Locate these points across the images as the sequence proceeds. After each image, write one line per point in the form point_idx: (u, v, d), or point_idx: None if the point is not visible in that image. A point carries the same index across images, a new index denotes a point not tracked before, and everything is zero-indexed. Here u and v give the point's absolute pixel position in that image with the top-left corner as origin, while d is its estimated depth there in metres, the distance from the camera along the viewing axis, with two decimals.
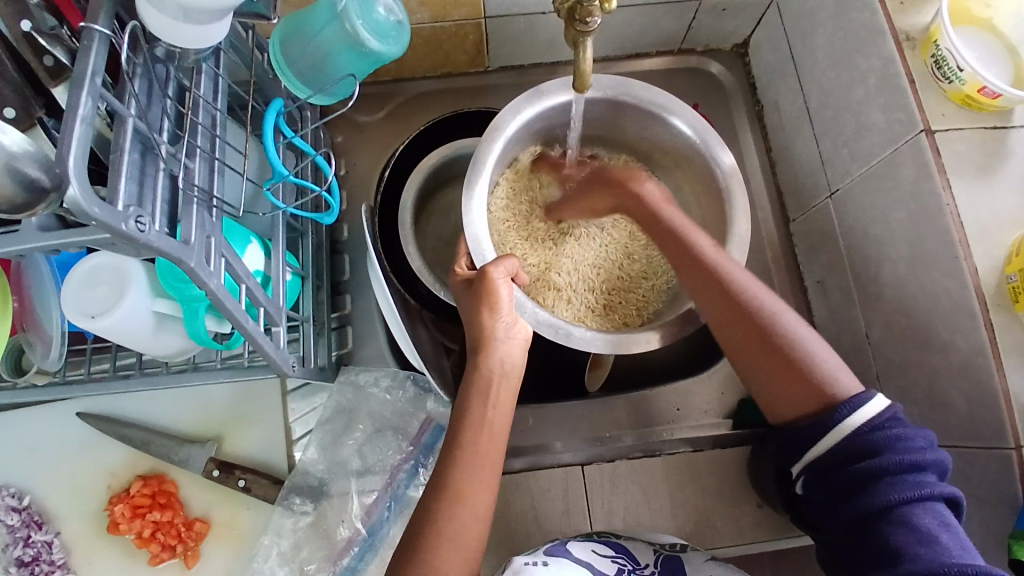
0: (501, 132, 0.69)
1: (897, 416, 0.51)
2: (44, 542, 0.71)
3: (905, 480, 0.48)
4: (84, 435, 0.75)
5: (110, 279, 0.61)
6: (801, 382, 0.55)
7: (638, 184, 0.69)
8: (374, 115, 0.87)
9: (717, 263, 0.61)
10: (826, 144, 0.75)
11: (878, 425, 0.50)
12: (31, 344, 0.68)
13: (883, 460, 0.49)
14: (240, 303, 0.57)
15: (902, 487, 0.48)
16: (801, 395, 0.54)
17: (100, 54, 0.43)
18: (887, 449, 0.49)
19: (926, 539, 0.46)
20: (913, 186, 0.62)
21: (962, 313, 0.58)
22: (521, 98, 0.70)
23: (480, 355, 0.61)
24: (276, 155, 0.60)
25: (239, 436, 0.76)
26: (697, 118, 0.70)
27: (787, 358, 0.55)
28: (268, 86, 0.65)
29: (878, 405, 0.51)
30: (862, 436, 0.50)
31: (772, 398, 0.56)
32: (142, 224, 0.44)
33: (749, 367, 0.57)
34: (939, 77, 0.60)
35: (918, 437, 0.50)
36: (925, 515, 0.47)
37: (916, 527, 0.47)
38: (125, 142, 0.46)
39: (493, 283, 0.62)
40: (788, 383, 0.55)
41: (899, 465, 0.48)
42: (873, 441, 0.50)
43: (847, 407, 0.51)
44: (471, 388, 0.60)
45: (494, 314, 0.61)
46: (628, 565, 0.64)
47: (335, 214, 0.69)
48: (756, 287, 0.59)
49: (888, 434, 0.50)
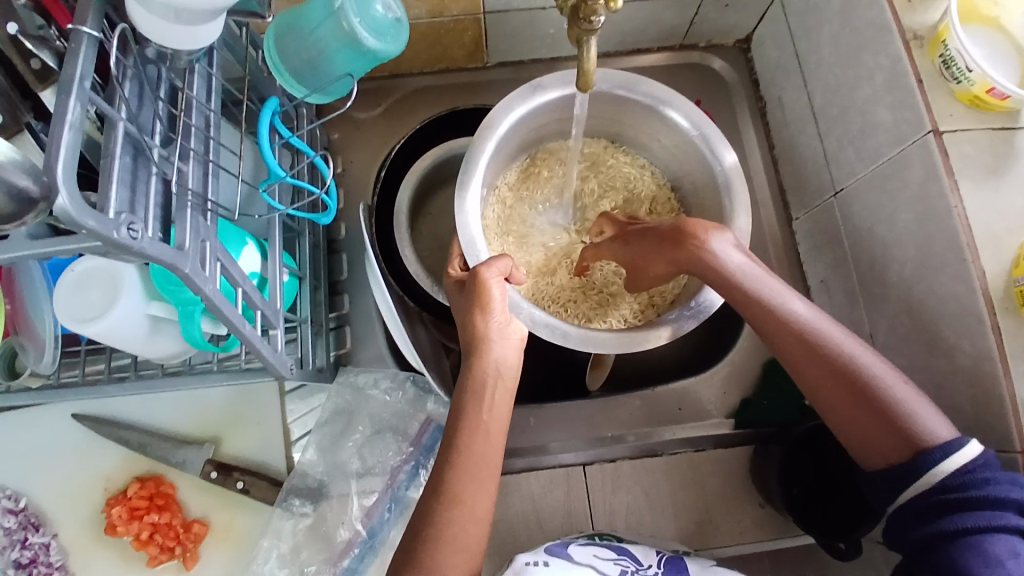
0: (495, 130, 0.68)
1: (995, 463, 0.50)
2: (42, 544, 0.70)
3: (982, 512, 0.48)
4: (80, 437, 0.74)
5: (102, 282, 0.60)
6: (895, 430, 0.53)
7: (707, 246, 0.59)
8: (371, 112, 0.86)
9: (792, 312, 0.57)
10: (830, 143, 0.74)
11: (972, 466, 0.50)
12: (24, 346, 0.67)
13: (963, 492, 0.49)
14: (236, 307, 0.56)
15: (978, 517, 0.48)
16: (887, 438, 0.53)
17: (88, 57, 0.41)
18: (970, 486, 0.49)
19: (993, 563, 0.46)
20: (921, 188, 0.61)
21: (970, 318, 0.57)
22: (513, 98, 0.68)
23: (473, 357, 0.59)
24: (272, 155, 0.58)
25: (237, 437, 0.75)
26: (695, 110, 0.69)
27: (881, 407, 0.53)
28: (263, 84, 0.64)
29: (972, 449, 0.50)
30: (952, 473, 0.50)
31: (859, 438, 0.55)
32: (135, 231, 0.43)
33: (832, 409, 0.56)
34: (947, 76, 0.59)
35: (1015, 482, 0.49)
36: (997, 543, 0.46)
37: (983, 552, 0.46)
38: (115, 147, 0.44)
39: (486, 284, 0.60)
40: (879, 430, 0.53)
41: (980, 499, 0.48)
42: (960, 478, 0.50)
43: (940, 449, 0.51)
44: (464, 389, 0.59)
45: (487, 317, 0.60)
46: (631, 567, 0.63)
47: (331, 216, 0.67)
48: (833, 327, 0.57)
49: (977, 475, 0.49)
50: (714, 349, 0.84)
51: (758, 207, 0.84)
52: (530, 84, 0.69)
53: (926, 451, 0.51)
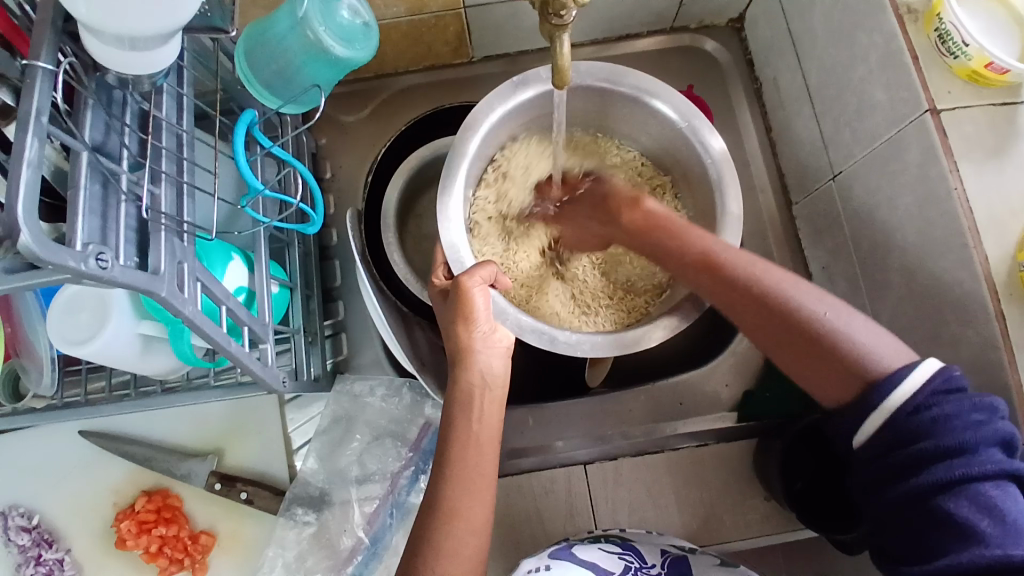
0: (476, 129, 0.66)
1: (941, 389, 0.47)
2: (55, 560, 0.72)
3: (942, 465, 0.46)
4: (87, 454, 0.75)
5: (91, 306, 0.60)
6: (852, 373, 0.51)
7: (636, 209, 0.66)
8: (358, 115, 0.85)
9: (713, 253, 0.60)
10: (827, 123, 0.71)
11: (918, 406, 0.47)
12: (26, 368, 0.68)
13: (919, 447, 0.46)
14: (220, 325, 0.55)
15: (936, 471, 0.46)
16: (828, 368, 0.52)
17: (45, 91, 0.42)
18: (925, 434, 0.46)
19: (966, 531, 0.44)
20: (920, 169, 0.58)
21: (973, 304, 0.55)
22: (492, 98, 0.67)
23: (459, 366, 0.59)
24: (248, 171, 0.57)
25: (239, 448, 0.76)
26: (684, 102, 0.67)
27: (836, 353, 0.52)
28: (238, 96, 0.63)
29: (915, 380, 0.48)
30: (901, 420, 0.47)
31: (820, 384, 0.53)
32: (104, 261, 0.42)
33: (777, 350, 0.55)
34: (943, 52, 0.57)
35: (972, 412, 0.46)
36: (964, 504, 0.45)
37: (954, 520, 0.45)
38: (81, 178, 0.45)
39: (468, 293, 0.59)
40: (836, 375, 0.51)
41: (936, 450, 0.46)
42: (911, 425, 0.47)
43: (880, 390, 0.48)
44: (452, 402, 0.58)
45: (470, 328, 0.59)
46: (635, 564, 0.63)
47: (317, 225, 0.66)
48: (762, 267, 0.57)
49: (926, 417, 0.46)
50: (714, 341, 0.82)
51: (756, 192, 0.82)
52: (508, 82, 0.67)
53: (873, 387, 0.49)
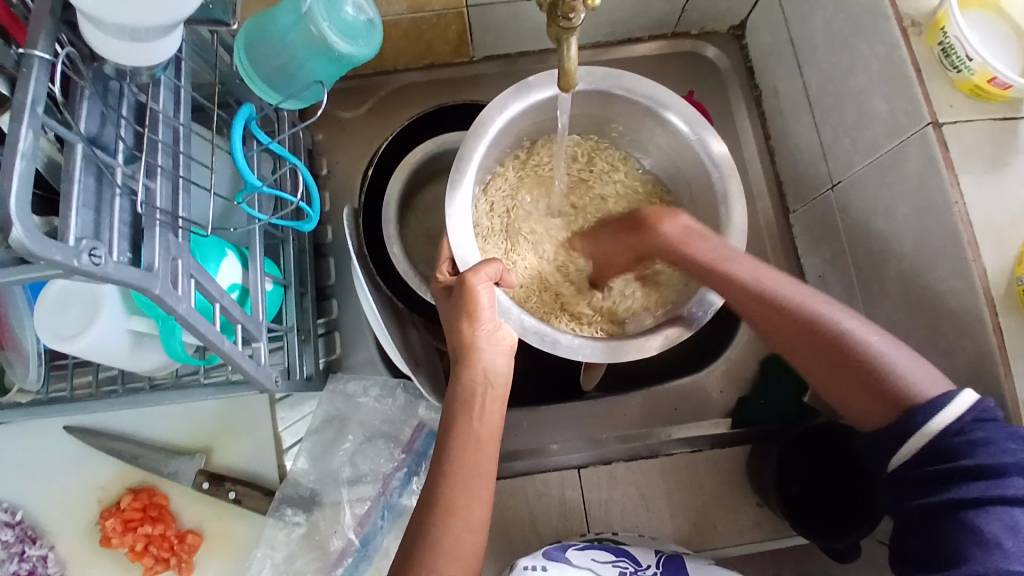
0: (492, 124, 0.66)
1: (985, 414, 0.48)
2: (40, 557, 0.70)
3: (977, 484, 0.47)
4: (73, 451, 0.74)
5: (82, 301, 0.59)
6: (884, 395, 0.52)
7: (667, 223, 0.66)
8: (356, 111, 0.84)
9: (753, 279, 0.60)
10: (827, 132, 0.71)
11: (962, 427, 0.48)
12: (11, 362, 0.66)
13: (955, 463, 0.47)
14: (214, 323, 0.54)
15: (970, 489, 0.47)
16: (867, 397, 0.52)
17: (40, 80, 0.40)
18: (962, 453, 0.47)
19: (989, 545, 0.45)
20: (919, 180, 0.59)
21: (970, 316, 0.55)
22: (509, 94, 0.66)
23: (461, 366, 0.59)
24: (246, 167, 0.56)
25: (229, 447, 0.75)
26: (694, 113, 0.66)
27: (868, 373, 0.53)
28: (236, 89, 0.62)
29: (961, 404, 0.48)
30: (943, 438, 0.48)
31: (850, 406, 0.54)
32: (98, 257, 0.41)
33: (817, 376, 0.56)
34: (946, 65, 0.57)
35: (1011, 439, 0.47)
36: (992, 521, 0.46)
37: (978, 533, 0.46)
38: (76, 170, 0.43)
39: (474, 290, 0.59)
40: (868, 395, 0.52)
41: (973, 469, 0.47)
42: (952, 444, 0.48)
43: (923, 411, 0.49)
44: (454, 400, 0.58)
45: (474, 326, 0.59)
46: (630, 569, 0.63)
47: (314, 222, 0.65)
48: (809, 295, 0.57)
49: (969, 437, 0.47)
50: (709, 346, 0.82)
51: (754, 198, 0.82)
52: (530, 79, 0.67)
53: (911, 411, 0.50)
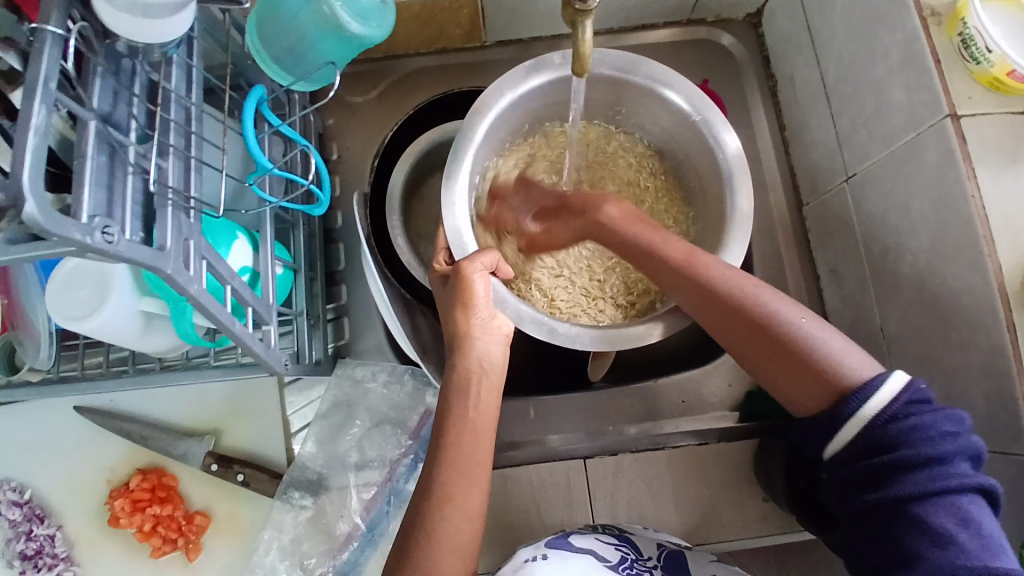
0: (485, 114, 0.65)
1: (915, 399, 0.48)
2: (47, 536, 0.71)
3: (920, 473, 0.47)
4: (82, 430, 0.74)
5: (92, 280, 0.59)
6: (817, 376, 0.52)
7: (607, 206, 0.65)
8: (366, 96, 0.84)
9: (693, 268, 0.58)
10: (843, 123, 0.70)
11: (894, 414, 0.48)
12: (22, 342, 0.67)
13: (895, 455, 0.47)
14: (225, 304, 0.55)
15: (915, 480, 0.47)
16: (801, 378, 0.53)
17: (54, 57, 0.41)
18: (903, 442, 0.47)
19: (941, 541, 0.45)
20: (936, 174, 0.58)
21: (985, 311, 0.55)
22: (502, 83, 0.66)
23: (456, 354, 0.59)
24: (258, 147, 0.56)
25: (237, 429, 0.75)
26: (698, 94, 0.66)
27: (801, 356, 0.53)
28: (248, 71, 0.62)
29: (890, 389, 0.49)
30: (876, 428, 0.49)
31: (783, 389, 0.54)
32: (110, 235, 0.41)
33: (750, 354, 0.56)
34: (965, 57, 0.56)
35: (942, 423, 0.47)
36: (941, 514, 0.45)
37: (929, 529, 0.45)
38: (88, 147, 0.44)
39: (469, 279, 0.59)
40: (800, 377, 0.53)
41: (914, 458, 0.47)
42: (888, 433, 0.48)
43: (857, 396, 0.49)
44: (448, 389, 0.58)
45: (469, 314, 0.59)
46: (631, 555, 0.63)
47: (324, 206, 0.65)
48: (743, 277, 0.57)
49: (903, 424, 0.48)
50: (718, 339, 0.82)
51: (767, 190, 0.82)
52: (522, 66, 0.66)
53: (843, 397, 0.50)
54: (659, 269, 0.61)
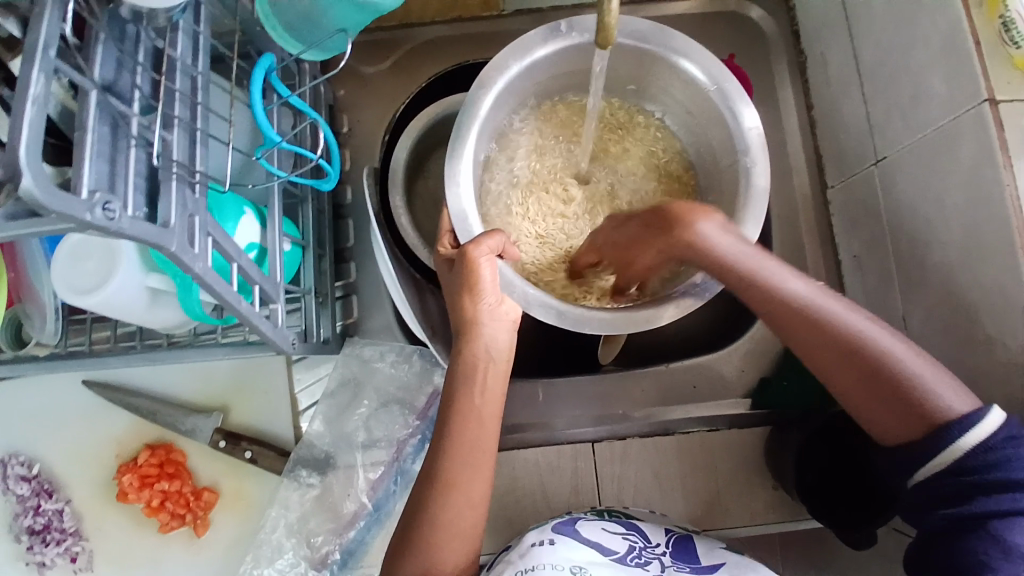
0: (490, 87, 0.62)
1: (1012, 432, 0.49)
2: (55, 511, 0.72)
3: (1003, 496, 0.48)
4: (89, 403, 0.74)
5: (99, 253, 0.58)
6: (916, 411, 0.52)
7: (697, 224, 0.57)
8: (379, 67, 0.81)
9: (797, 298, 0.56)
10: (875, 106, 0.67)
11: (992, 445, 0.49)
12: (28, 315, 0.66)
13: (985, 478, 0.48)
14: (231, 282, 0.53)
15: (997, 502, 0.48)
16: (898, 413, 0.52)
17: (54, 22, 0.39)
18: (993, 468, 0.48)
19: (1014, 556, 0.46)
20: (971, 163, 0.56)
21: (1015, 308, 0.53)
22: (508, 54, 0.63)
23: (465, 339, 0.58)
24: (264, 120, 0.54)
25: (244, 406, 0.75)
26: (716, 66, 0.62)
27: (904, 392, 0.52)
28: (257, 38, 0.60)
29: (991, 423, 0.49)
30: (973, 456, 0.49)
31: (875, 421, 0.54)
32: (111, 211, 0.40)
33: (844, 385, 0.55)
34: (1006, 42, 0.54)
35: None
36: (1018, 534, 0.47)
37: (1004, 545, 0.47)
38: (89, 118, 0.42)
39: (475, 265, 0.56)
40: (901, 412, 0.52)
41: (1000, 483, 0.48)
42: (982, 459, 0.49)
43: (958, 427, 0.50)
44: (454, 373, 0.58)
45: (476, 299, 0.57)
46: (639, 544, 0.62)
47: (334, 181, 0.63)
48: (846, 308, 0.55)
49: (998, 455, 0.48)
50: (734, 325, 0.80)
51: (791, 172, 0.79)
52: (530, 34, 0.63)
53: (941, 429, 0.50)
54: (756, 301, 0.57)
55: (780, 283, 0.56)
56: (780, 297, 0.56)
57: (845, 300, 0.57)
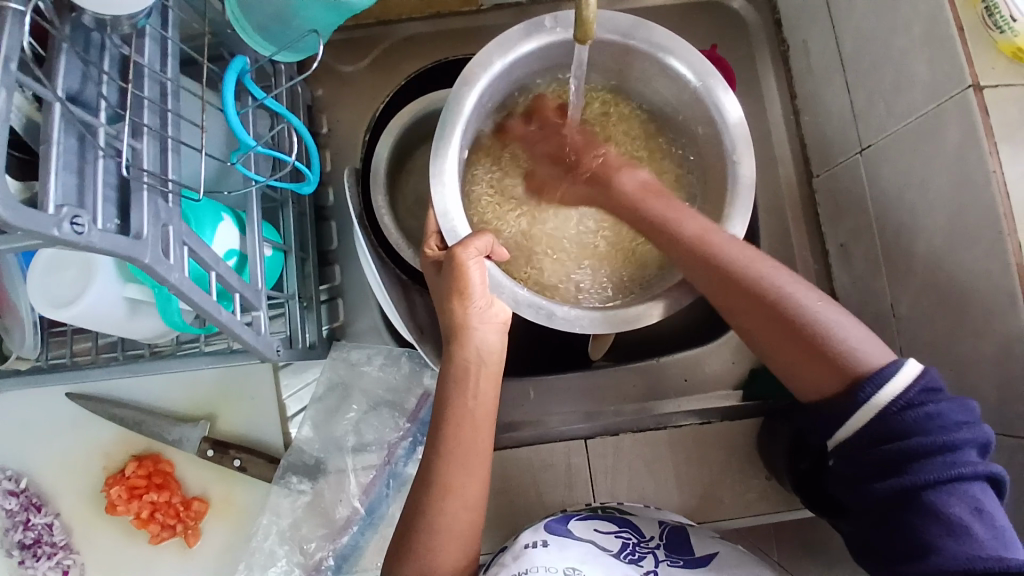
0: (474, 84, 0.61)
1: (931, 386, 0.48)
2: (44, 525, 0.71)
3: (934, 463, 0.46)
4: (75, 416, 0.73)
5: (74, 266, 0.57)
6: (823, 360, 0.52)
7: (625, 176, 0.66)
8: (358, 65, 0.80)
9: (708, 243, 0.58)
10: (858, 93, 0.67)
11: (910, 402, 0.48)
12: (8, 329, 0.65)
13: (910, 443, 0.47)
14: (211, 292, 0.52)
15: (929, 469, 0.46)
16: (805, 360, 0.53)
17: (13, 34, 0.37)
18: (917, 431, 0.47)
19: (957, 530, 0.45)
20: (956, 150, 0.55)
21: (1001, 294, 0.53)
22: (491, 50, 0.62)
23: (453, 344, 0.57)
24: (240, 124, 0.53)
25: (232, 414, 0.74)
26: (700, 60, 0.62)
27: (810, 340, 0.53)
28: (229, 40, 0.58)
29: (906, 376, 0.48)
30: (893, 417, 0.48)
31: (786, 370, 0.55)
32: (80, 225, 0.39)
33: (754, 332, 0.56)
34: (989, 25, 0.53)
35: (954, 412, 0.47)
36: (956, 504, 0.45)
37: (945, 518, 0.45)
38: (54, 132, 0.41)
39: (464, 267, 0.56)
40: (805, 359, 0.53)
41: (929, 448, 0.47)
42: (905, 421, 0.47)
43: (872, 383, 0.49)
44: (447, 379, 0.57)
45: (465, 303, 0.57)
46: (633, 540, 0.62)
47: (313, 184, 0.62)
48: (756, 257, 0.57)
49: (918, 413, 0.47)
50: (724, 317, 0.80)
51: (776, 162, 0.79)
52: (510, 30, 0.62)
53: (856, 382, 0.50)
54: (671, 247, 0.60)
55: (692, 232, 0.59)
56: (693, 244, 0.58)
57: (759, 252, 0.58)
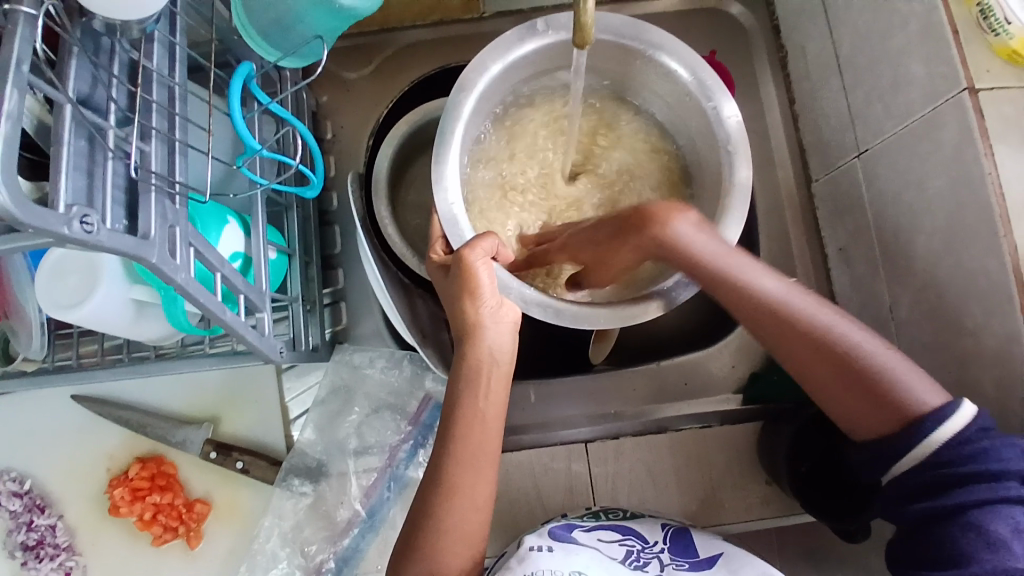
0: (470, 89, 0.62)
1: (985, 424, 0.50)
2: (48, 526, 0.71)
3: (981, 486, 0.48)
4: (81, 418, 0.74)
5: (81, 268, 0.58)
6: (893, 412, 0.51)
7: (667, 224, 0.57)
8: (360, 71, 0.81)
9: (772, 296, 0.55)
10: (856, 98, 0.67)
11: (967, 438, 0.49)
12: (15, 330, 0.66)
13: (961, 470, 0.48)
14: (216, 292, 0.53)
15: (976, 492, 0.48)
16: (866, 404, 0.52)
17: (26, 38, 0.39)
18: (970, 460, 0.48)
19: (996, 545, 0.46)
20: (952, 152, 0.56)
21: (999, 294, 0.53)
22: (485, 55, 0.63)
23: (467, 344, 0.58)
24: (245, 128, 0.53)
25: (236, 416, 0.74)
26: (692, 55, 0.63)
27: (879, 390, 0.52)
28: (235, 46, 0.59)
29: (963, 417, 0.49)
30: (947, 450, 0.49)
31: (853, 421, 0.53)
32: (90, 224, 0.39)
33: (819, 386, 0.54)
34: (984, 27, 0.54)
35: (1006, 447, 0.49)
36: (999, 523, 0.47)
37: (986, 534, 0.47)
38: (64, 133, 0.42)
39: (472, 268, 0.56)
40: (876, 411, 0.52)
41: (978, 474, 0.48)
42: (958, 453, 0.49)
43: (932, 421, 0.50)
44: (458, 379, 0.57)
45: (476, 303, 0.57)
46: (636, 548, 0.62)
47: (317, 187, 0.63)
48: (821, 308, 0.55)
49: (974, 447, 0.48)
50: (724, 321, 0.80)
51: (775, 167, 0.79)
52: (507, 34, 0.63)
53: (919, 421, 0.50)
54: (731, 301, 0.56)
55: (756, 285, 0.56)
56: (756, 297, 0.55)
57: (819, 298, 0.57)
